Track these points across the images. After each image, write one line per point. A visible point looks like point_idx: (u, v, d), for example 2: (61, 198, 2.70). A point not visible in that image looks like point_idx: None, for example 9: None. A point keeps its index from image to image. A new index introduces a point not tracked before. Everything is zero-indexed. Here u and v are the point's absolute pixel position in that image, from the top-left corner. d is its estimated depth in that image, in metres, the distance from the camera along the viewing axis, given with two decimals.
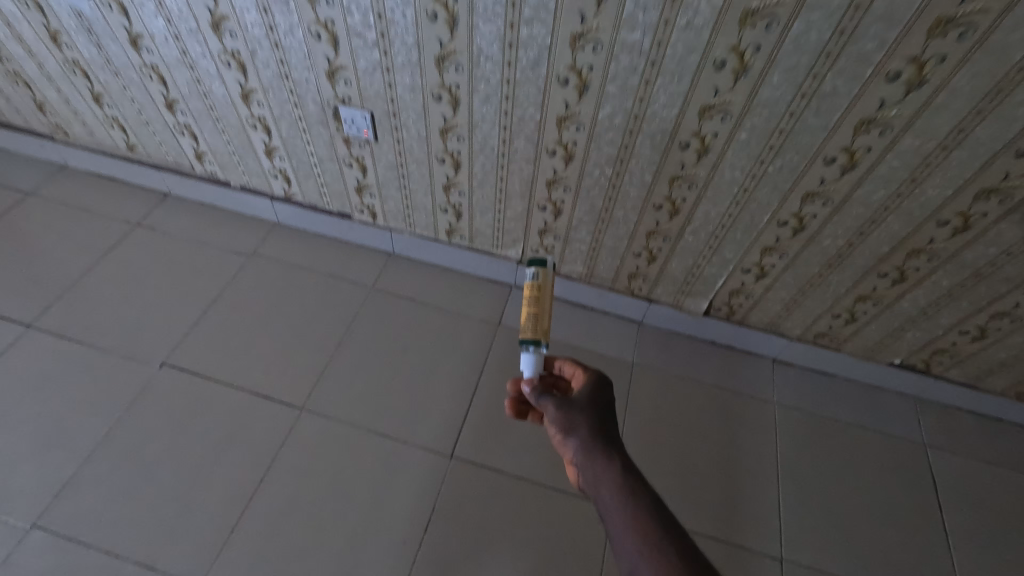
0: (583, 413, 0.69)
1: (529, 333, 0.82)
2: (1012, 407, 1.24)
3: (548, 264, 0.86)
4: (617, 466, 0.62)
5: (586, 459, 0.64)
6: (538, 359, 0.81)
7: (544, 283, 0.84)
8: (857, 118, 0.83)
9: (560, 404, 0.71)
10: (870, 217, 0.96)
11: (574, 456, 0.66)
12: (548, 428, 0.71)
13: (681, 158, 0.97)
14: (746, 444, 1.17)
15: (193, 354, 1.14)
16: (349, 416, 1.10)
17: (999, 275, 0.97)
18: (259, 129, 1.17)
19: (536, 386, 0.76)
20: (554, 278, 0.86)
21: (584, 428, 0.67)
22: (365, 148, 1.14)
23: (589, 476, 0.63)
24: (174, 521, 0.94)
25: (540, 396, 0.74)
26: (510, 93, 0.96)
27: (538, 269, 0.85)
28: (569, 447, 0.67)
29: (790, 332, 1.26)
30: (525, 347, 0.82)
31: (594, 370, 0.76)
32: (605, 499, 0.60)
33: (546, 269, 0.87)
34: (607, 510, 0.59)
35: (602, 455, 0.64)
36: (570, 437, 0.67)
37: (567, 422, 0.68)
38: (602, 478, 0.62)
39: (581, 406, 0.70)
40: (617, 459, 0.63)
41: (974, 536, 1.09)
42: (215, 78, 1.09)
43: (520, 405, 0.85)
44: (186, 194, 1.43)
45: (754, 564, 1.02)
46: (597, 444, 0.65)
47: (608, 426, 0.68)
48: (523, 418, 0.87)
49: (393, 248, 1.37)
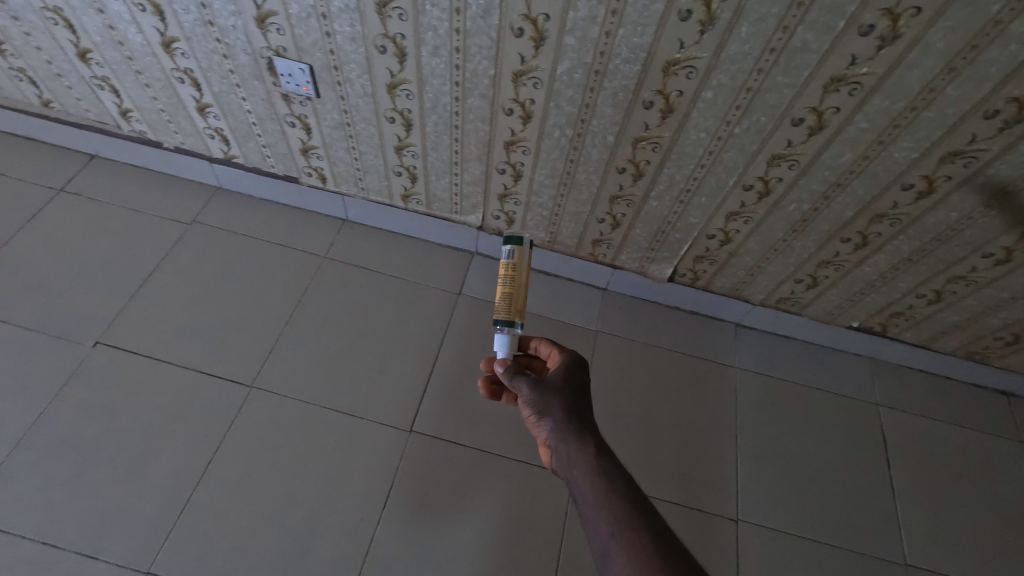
0: (558, 396, 0.69)
1: (503, 313, 0.82)
2: (964, 367, 1.26)
3: (525, 242, 0.83)
4: (590, 448, 0.63)
5: (560, 441, 0.65)
6: (513, 339, 0.81)
7: (520, 262, 0.82)
8: (827, 75, 0.78)
9: (534, 386, 0.71)
10: (835, 180, 0.92)
11: (548, 438, 0.67)
12: (522, 409, 0.71)
13: (645, 118, 0.91)
14: (709, 410, 1.17)
15: (134, 334, 1.11)
16: (299, 390, 1.08)
17: (958, 239, 0.96)
18: (187, 83, 1.10)
19: (510, 365, 0.76)
20: (531, 256, 0.84)
21: (558, 410, 0.67)
22: (307, 105, 1.07)
23: (562, 458, 0.64)
24: (115, 506, 0.93)
25: (513, 376, 0.73)
26: (461, 44, 0.88)
27: (514, 247, 0.82)
28: (543, 428, 0.67)
29: (754, 297, 1.24)
30: (499, 327, 0.82)
31: (570, 351, 0.76)
32: (578, 481, 0.61)
33: (522, 246, 0.84)
34: (579, 491, 0.60)
35: (575, 437, 0.64)
36: (544, 419, 0.68)
37: (541, 404, 0.69)
38: (574, 460, 0.62)
39: (555, 387, 0.70)
40: (590, 441, 0.64)
41: (923, 494, 1.12)
42: (130, 23, 1.01)
43: (494, 385, 0.86)
44: (114, 155, 1.35)
45: (712, 528, 1.03)
46: (571, 426, 0.66)
47: (582, 408, 0.68)
48: (496, 399, 0.87)
49: (346, 214, 1.33)
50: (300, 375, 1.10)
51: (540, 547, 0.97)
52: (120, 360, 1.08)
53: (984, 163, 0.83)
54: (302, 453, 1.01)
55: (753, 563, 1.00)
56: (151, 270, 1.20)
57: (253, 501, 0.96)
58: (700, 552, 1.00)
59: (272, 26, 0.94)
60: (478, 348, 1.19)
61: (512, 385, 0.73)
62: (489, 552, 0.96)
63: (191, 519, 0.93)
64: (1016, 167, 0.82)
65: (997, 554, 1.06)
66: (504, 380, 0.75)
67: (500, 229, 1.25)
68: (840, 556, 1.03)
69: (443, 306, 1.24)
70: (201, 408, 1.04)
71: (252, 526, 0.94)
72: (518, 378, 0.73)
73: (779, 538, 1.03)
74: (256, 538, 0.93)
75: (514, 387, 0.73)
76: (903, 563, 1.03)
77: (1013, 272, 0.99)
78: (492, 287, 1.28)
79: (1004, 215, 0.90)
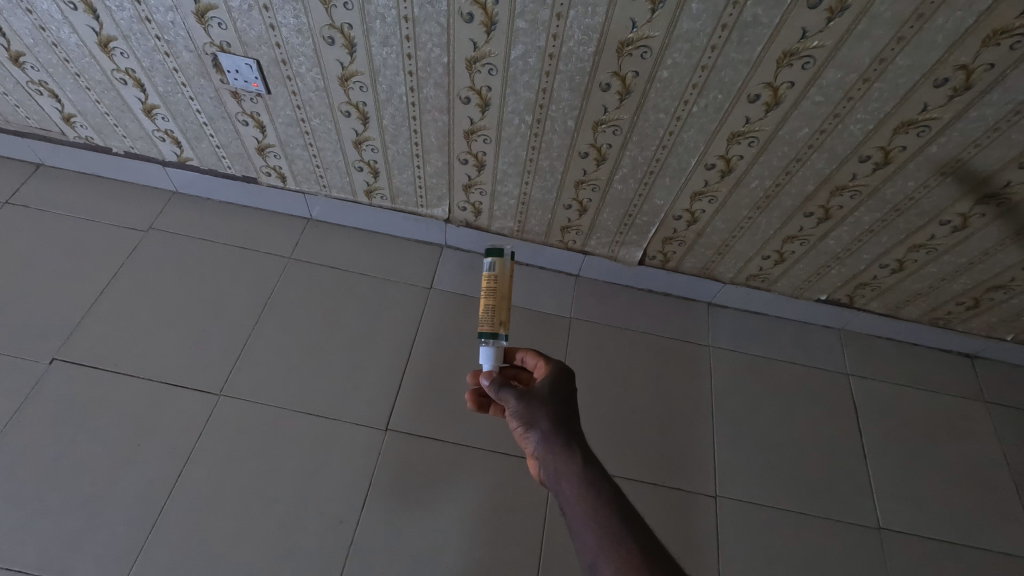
0: (545, 406, 0.68)
1: (487, 325, 0.81)
2: (928, 333, 1.29)
3: (506, 253, 0.83)
4: (578, 458, 0.63)
5: (548, 453, 0.64)
6: (498, 351, 0.80)
7: (501, 273, 0.83)
8: (780, 50, 0.78)
9: (520, 397, 0.70)
10: (795, 155, 0.92)
11: (536, 450, 0.66)
12: (510, 421, 0.70)
13: (603, 100, 0.90)
14: (685, 391, 1.18)
15: (93, 348, 1.07)
16: (269, 395, 1.06)
17: (917, 208, 0.97)
18: (130, 84, 1.05)
19: (496, 377, 0.74)
20: (512, 267, 0.84)
21: (545, 421, 0.67)
22: (258, 102, 1.04)
23: (550, 470, 0.64)
24: (83, 524, 0.90)
25: (499, 389, 0.72)
26: (411, 33, 0.86)
27: (495, 259, 0.83)
28: (530, 440, 0.67)
29: (724, 276, 1.25)
30: (484, 339, 0.81)
31: (557, 361, 0.76)
32: (567, 493, 0.61)
33: (503, 258, 0.84)
34: (568, 503, 0.60)
35: (563, 448, 0.64)
36: (531, 431, 0.67)
37: (528, 415, 0.68)
38: (562, 472, 0.62)
39: (542, 398, 0.69)
40: (578, 451, 0.64)
41: (893, 458, 1.15)
42: (62, 23, 0.96)
43: (482, 398, 0.85)
44: (61, 163, 1.30)
45: (691, 505, 1.04)
46: (558, 437, 0.65)
47: (569, 418, 0.68)
48: (484, 412, 0.84)
49: (310, 213, 1.30)
50: (271, 381, 1.08)
51: (522, 537, 0.97)
52: (80, 376, 1.04)
53: (936, 131, 0.84)
54: (276, 459, 1.00)
55: (732, 537, 1.02)
56: (108, 281, 1.16)
57: (228, 511, 0.94)
58: (679, 531, 1.01)
59: (212, 20, 0.90)
60: (451, 341, 1.17)
61: (499, 397, 0.72)
62: (471, 546, 0.95)
63: (162, 535, 0.91)
64: (966, 133, 0.83)
65: (964, 512, 1.09)
66: (490, 393, 0.73)
67: (467, 220, 1.24)
68: (816, 524, 1.05)
69: (415, 302, 1.22)
70: (168, 420, 1.01)
71: (228, 537, 0.92)
72: (504, 391, 0.71)
73: (756, 512, 1.05)
74: (232, 549, 0.91)
75: (500, 399, 0.72)
76: (877, 526, 1.06)
77: (970, 238, 1.01)
78: (464, 280, 1.27)
79: (958, 182, 0.91)
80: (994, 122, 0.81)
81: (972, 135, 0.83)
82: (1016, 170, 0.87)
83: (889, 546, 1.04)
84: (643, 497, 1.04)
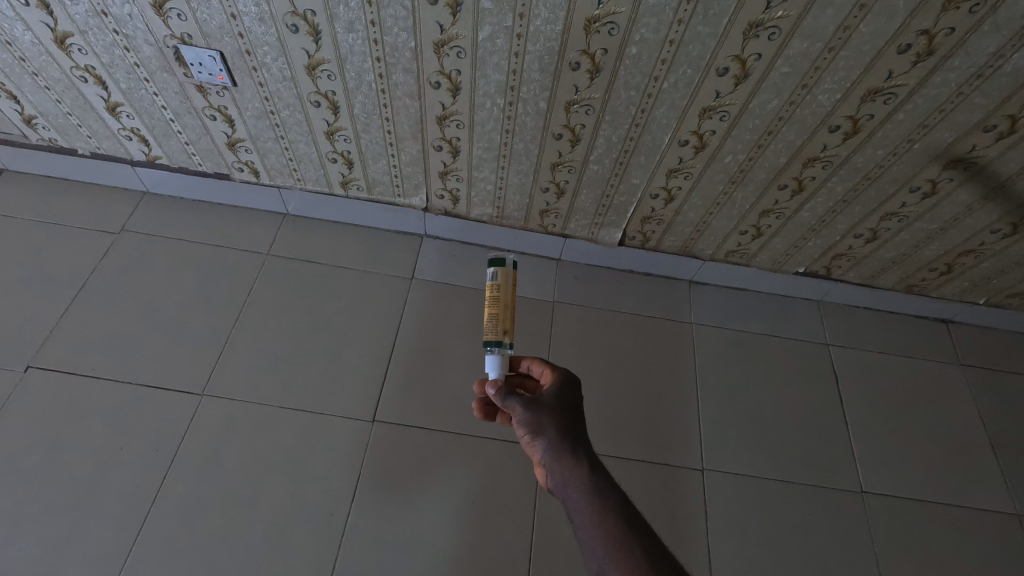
0: (552, 415, 0.68)
1: (492, 334, 0.79)
2: (904, 300, 1.32)
3: (508, 262, 0.81)
4: (584, 466, 0.62)
5: (555, 462, 0.64)
6: (504, 360, 0.78)
7: (504, 283, 0.80)
8: (746, 22, 0.78)
9: (527, 405, 0.69)
10: (766, 128, 0.93)
11: (543, 458, 0.66)
12: (516, 429, 0.70)
13: (573, 80, 0.89)
14: (671, 369, 1.19)
15: (68, 354, 1.05)
16: (254, 392, 1.05)
17: (887, 176, 0.99)
18: (91, 82, 1.03)
19: (501, 385, 0.74)
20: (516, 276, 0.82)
21: (552, 430, 0.66)
22: (224, 96, 1.02)
23: (556, 477, 0.64)
24: (69, 529, 0.90)
25: (505, 397, 0.71)
26: (376, 17, 0.85)
27: (498, 269, 0.80)
28: (537, 448, 0.66)
29: (704, 253, 1.26)
30: (489, 349, 0.79)
31: (562, 369, 0.75)
32: (574, 503, 0.61)
33: (505, 267, 0.82)
34: (576, 513, 0.60)
35: (570, 456, 0.64)
36: (538, 439, 0.67)
37: (535, 424, 0.67)
38: (569, 481, 0.62)
39: (549, 406, 0.69)
40: (585, 459, 0.63)
41: (874, 423, 1.18)
42: (16, 22, 0.94)
43: (488, 406, 0.84)
44: (26, 168, 1.26)
45: (679, 480, 1.06)
46: (565, 446, 0.65)
47: (576, 427, 0.68)
48: (490, 420, 0.85)
49: (286, 208, 1.28)
50: (254, 377, 1.07)
51: (513, 520, 0.98)
52: (56, 383, 1.02)
53: (902, 98, 0.85)
54: (264, 456, 0.99)
55: (720, 508, 1.04)
56: (81, 285, 1.14)
57: (217, 510, 0.93)
58: (667, 505, 1.02)
59: (171, 11, 0.88)
60: (436, 330, 1.17)
61: (504, 405, 0.71)
62: (463, 531, 0.96)
63: (150, 538, 0.90)
64: (931, 100, 0.85)
65: (942, 471, 1.13)
66: (495, 401, 0.73)
67: (446, 208, 1.23)
68: (800, 491, 1.07)
69: (397, 293, 1.21)
70: (151, 423, 1.00)
71: (219, 535, 0.91)
72: (510, 399, 0.71)
73: (742, 482, 1.07)
74: (224, 548, 0.91)
75: (506, 407, 0.72)
76: (859, 490, 1.09)
77: (940, 204, 1.03)
78: (445, 268, 1.26)
79: (925, 149, 0.93)
80: (957, 87, 0.82)
81: (936, 101, 0.85)
82: (980, 134, 0.89)
83: (871, 508, 1.07)
84: (631, 473, 1.05)
